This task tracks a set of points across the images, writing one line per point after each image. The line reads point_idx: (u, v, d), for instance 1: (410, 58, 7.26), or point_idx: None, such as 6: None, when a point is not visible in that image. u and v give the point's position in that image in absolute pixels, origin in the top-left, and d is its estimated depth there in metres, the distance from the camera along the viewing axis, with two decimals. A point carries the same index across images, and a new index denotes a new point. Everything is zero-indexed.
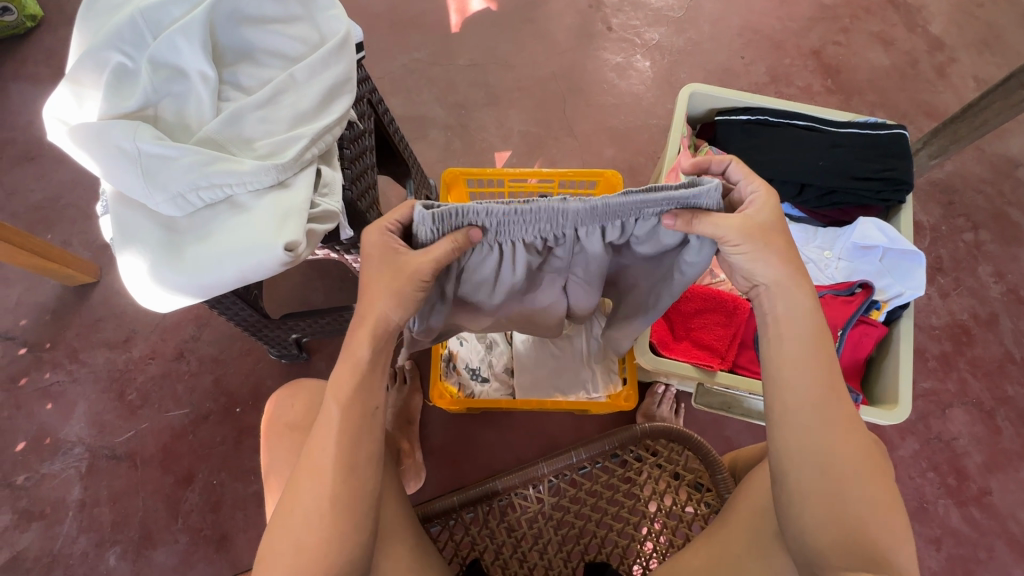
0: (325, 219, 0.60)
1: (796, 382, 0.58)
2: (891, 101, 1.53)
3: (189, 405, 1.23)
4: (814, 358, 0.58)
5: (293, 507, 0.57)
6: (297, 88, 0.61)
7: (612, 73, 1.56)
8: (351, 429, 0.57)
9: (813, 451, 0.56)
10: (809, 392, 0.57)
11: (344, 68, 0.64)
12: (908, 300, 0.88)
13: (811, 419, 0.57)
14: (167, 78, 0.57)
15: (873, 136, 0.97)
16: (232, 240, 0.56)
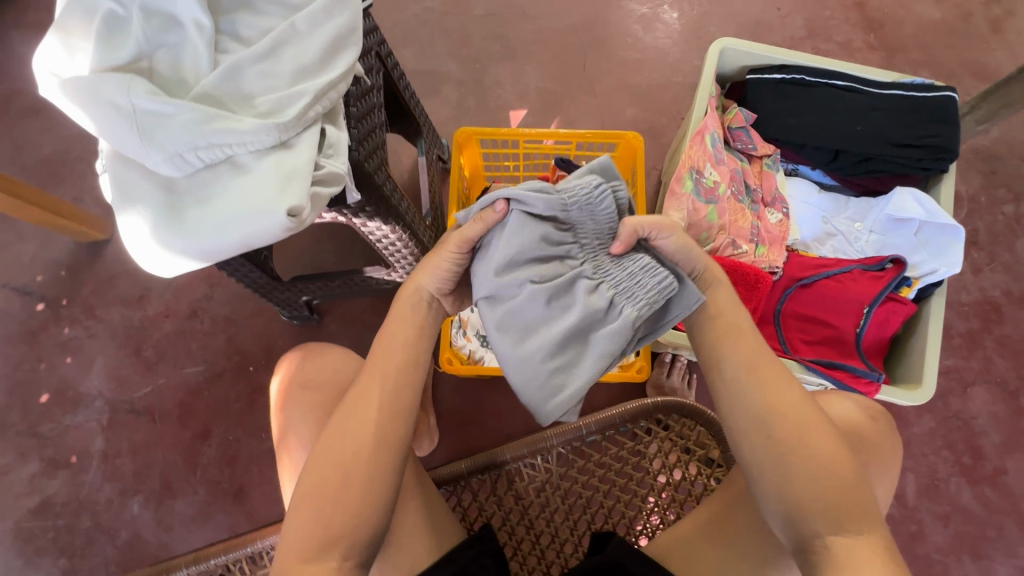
0: (331, 181, 0.57)
1: (735, 349, 0.59)
2: (938, 59, 1.41)
3: (204, 362, 1.25)
4: (741, 324, 0.61)
5: (330, 445, 0.59)
6: (299, 40, 0.57)
7: (637, 25, 1.46)
8: (405, 367, 0.62)
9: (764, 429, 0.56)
10: (744, 362, 0.59)
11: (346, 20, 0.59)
12: (943, 278, 0.83)
13: (749, 376, 0.58)
14: (160, 28, 0.53)
15: (917, 99, 0.90)
16: (235, 204, 0.53)
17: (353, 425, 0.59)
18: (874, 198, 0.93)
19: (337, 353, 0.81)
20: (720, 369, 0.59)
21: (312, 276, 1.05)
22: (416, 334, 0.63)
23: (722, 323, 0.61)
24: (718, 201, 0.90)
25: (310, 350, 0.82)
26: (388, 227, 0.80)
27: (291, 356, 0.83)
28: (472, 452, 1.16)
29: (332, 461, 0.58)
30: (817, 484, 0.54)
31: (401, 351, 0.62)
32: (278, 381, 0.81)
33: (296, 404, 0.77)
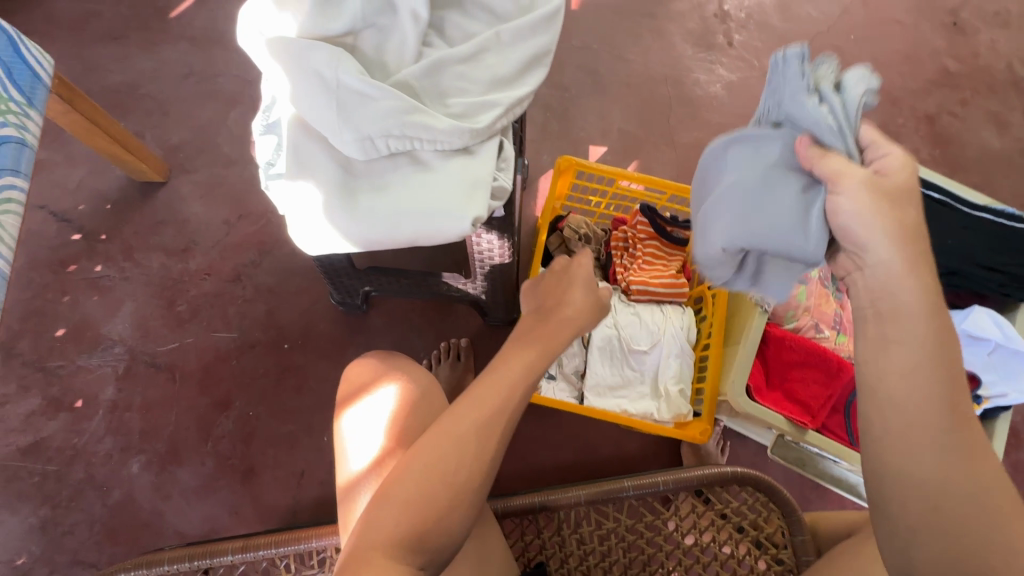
0: (499, 196, 0.56)
1: (914, 380, 0.45)
2: (994, 186, 1.49)
3: (238, 330, 1.20)
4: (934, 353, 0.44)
5: (432, 439, 0.59)
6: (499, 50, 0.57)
7: (723, 91, 1.50)
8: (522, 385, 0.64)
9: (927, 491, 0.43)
10: (920, 404, 0.44)
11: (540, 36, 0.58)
12: (1011, 403, 0.87)
13: (908, 419, 0.44)
14: (377, 9, 0.52)
15: (1005, 228, 0.93)
16: (415, 200, 0.52)
17: (462, 422, 0.60)
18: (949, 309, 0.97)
19: (406, 364, 0.79)
20: (876, 400, 0.46)
21: (383, 269, 1.04)
22: (540, 354, 0.68)
23: (895, 342, 0.45)
24: (809, 282, 0.92)
25: (378, 361, 0.80)
26: (499, 242, 0.80)
27: (364, 359, 0.82)
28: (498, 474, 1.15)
29: (436, 451, 0.59)
30: (968, 547, 0.42)
31: (523, 365, 0.66)
32: (345, 393, 0.79)
33: (359, 419, 0.74)
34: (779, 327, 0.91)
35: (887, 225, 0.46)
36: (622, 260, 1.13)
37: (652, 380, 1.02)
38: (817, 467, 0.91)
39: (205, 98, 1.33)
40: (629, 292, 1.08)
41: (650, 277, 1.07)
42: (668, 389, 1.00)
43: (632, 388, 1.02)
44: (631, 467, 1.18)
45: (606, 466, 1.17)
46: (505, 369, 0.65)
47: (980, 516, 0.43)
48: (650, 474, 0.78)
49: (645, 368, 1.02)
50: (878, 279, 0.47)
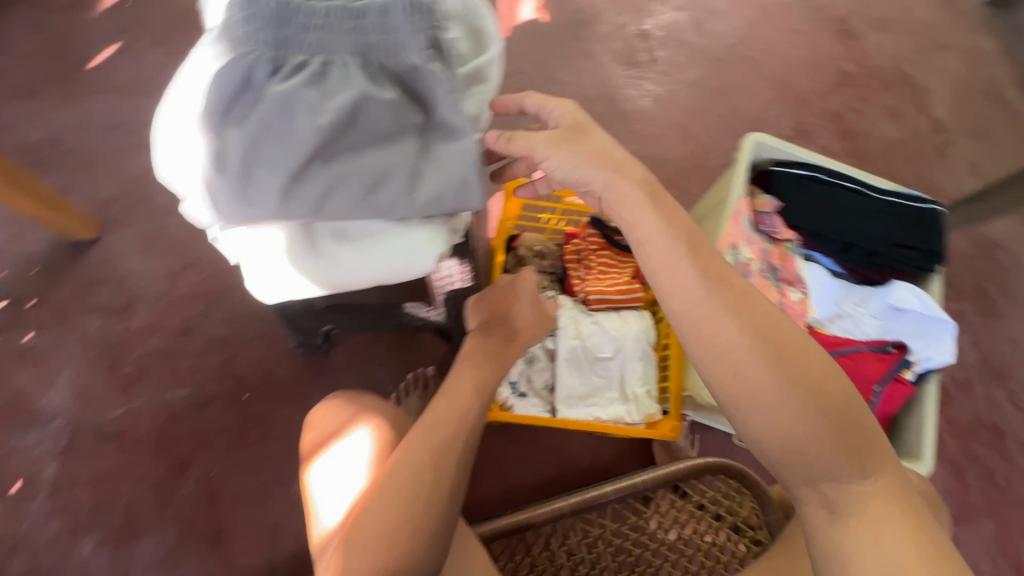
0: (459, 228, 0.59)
1: (759, 419, 0.53)
2: (897, 172, 1.65)
3: (192, 385, 1.14)
4: (782, 395, 0.52)
5: (400, 462, 0.66)
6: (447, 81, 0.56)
7: (652, 104, 1.59)
8: (473, 404, 0.73)
9: (805, 461, 0.53)
10: (792, 437, 0.52)
11: (478, 68, 0.61)
12: (937, 364, 0.95)
13: (800, 451, 0.52)
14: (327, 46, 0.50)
15: (912, 208, 1.04)
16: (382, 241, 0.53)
17: (424, 444, 0.67)
18: (873, 287, 1.05)
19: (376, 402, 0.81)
20: (748, 414, 0.54)
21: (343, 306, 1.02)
22: (490, 373, 0.77)
23: (735, 348, 0.53)
24: (751, 275, 1.00)
25: (350, 400, 0.80)
26: (460, 265, 0.80)
27: (327, 402, 0.82)
28: (480, 499, 1.15)
29: (404, 473, 0.65)
30: (881, 550, 0.51)
31: (474, 387, 0.74)
32: (313, 437, 0.78)
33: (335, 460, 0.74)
34: None
35: (687, 292, 0.56)
36: (577, 272, 1.17)
37: (621, 385, 1.05)
38: None
39: (136, 148, 1.28)
40: (588, 303, 1.13)
41: (606, 286, 1.12)
42: (635, 391, 1.04)
43: (602, 395, 1.05)
44: (609, 472, 1.20)
45: (586, 475, 1.19)
46: (457, 394, 0.74)
47: (882, 506, 0.53)
48: (627, 474, 0.80)
49: (611, 375, 1.06)
50: (628, 215, 0.60)
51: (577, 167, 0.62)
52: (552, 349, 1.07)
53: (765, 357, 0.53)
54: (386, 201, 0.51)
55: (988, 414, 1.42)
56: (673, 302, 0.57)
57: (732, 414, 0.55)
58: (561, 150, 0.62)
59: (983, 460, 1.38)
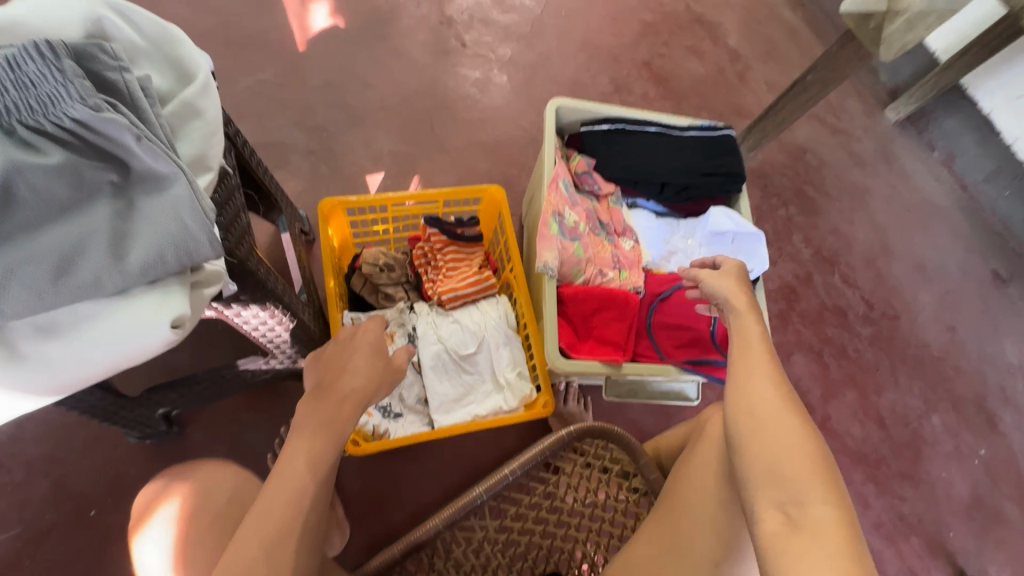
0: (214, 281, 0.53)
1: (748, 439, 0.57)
2: (710, 104, 1.78)
3: (21, 522, 0.98)
4: (770, 420, 0.56)
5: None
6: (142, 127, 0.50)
7: (474, 88, 1.58)
8: (309, 482, 0.61)
9: (775, 458, 0.54)
10: (763, 461, 0.55)
11: (186, 103, 0.54)
12: (758, 275, 1.05)
13: (774, 475, 0.54)
14: None
15: (708, 137, 1.12)
16: (99, 323, 0.46)
17: (246, 549, 0.55)
18: (696, 218, 1.12)
19: (210, 472, 0.77)
20: (742, 410, 0.58)
21: (169, 384, 0.92)
22: (325, 443, 0.64)
23: (771, 368, 0.61)
24: (581, 237, 1.01)
25: (176, 478, 0.77)
26: (266, 311, 0.75)
27: (154, 483, 0.79)
28: (391, 531, 1.10)
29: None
30: (806, 557, 0.49)
31: (306, 462, 0.62)
32: (138, 526, 0.75)
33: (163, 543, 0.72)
34: (570, 286, 0.99)
35: (759, 353, 0.63)
36: (427, 275, 1.13)
37: (493, 376, 1.05)
38: (648, 390, 1.01)
39: None
40: (443, 303, 1.08)
41: (456, 282, 1.09)
42: (507, 378, 1.03)
43: (476, 391, 1.04)
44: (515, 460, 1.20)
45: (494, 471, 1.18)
46: (285, 474, 0.60)
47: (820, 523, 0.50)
48: (497, 470, 0.78)
49: (481, 368, 1.05)
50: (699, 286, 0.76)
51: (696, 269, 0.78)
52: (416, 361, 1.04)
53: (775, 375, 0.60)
54: (87, 278, 0.44)
55: (830, 298, 1.60)
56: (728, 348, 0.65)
57: (730, 433, 0.59)
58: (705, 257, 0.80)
59: (836, 339, 1.55)
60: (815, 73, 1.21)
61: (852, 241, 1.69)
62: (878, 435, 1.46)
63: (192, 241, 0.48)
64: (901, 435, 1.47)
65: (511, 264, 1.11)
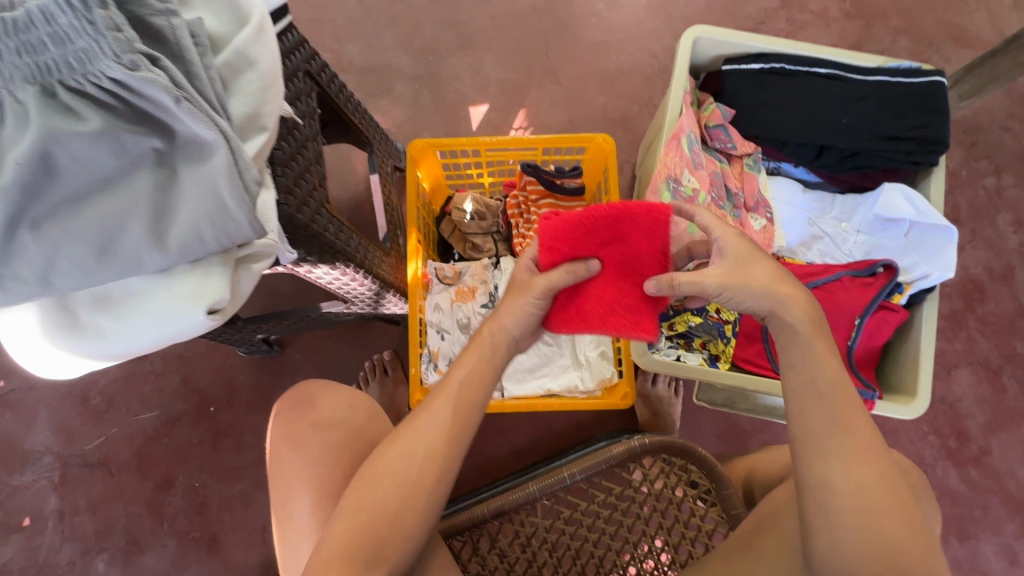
0: (263, 256, 0.50)
1: (849, 543, 0.51)
2: (917, 25, 1.34)
3: (159, 406, 1.16)
4: (880, 517, 0.50)
5: (388, 457, 0.58)
6: (188, 82, 0.45)
7: (601, 3, 1.34)
8: (475, 393, 0.60)
9: (867, 556, 0.50)
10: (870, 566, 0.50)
11: (239, 52, 0.48)
12: (934, 283, 0.78)
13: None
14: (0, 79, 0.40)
15: (904, 86, 0.83)
16: (145, 299, 0.45)
17: (406, 456, 0.57)
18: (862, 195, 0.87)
19: (352, 393, 0.77)
20: (825, 495, 0.52)
21: (264, 315, 0.96)
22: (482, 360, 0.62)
23: (858, 447, 0.52)
24: None
25: (319, 386, 0.77)
26: (337, 270, 0.73)
27: (291, 392, 0.78)
28: (457, 476, 1.13)
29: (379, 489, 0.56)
30: None
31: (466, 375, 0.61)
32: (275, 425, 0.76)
33: (305, 445, 0.72)
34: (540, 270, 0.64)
35: (838, 416, 0.54)
36: (519, 229, 1.04)
37: (574, 352, 0.96)
38: (749, 402, 0.87)
39: None
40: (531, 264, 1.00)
41: None
42: (587, 357, 0.94)
43: (553, 364, 0.96)
44: (588, 433, 1.15)
45: (564, 439, 1.14)
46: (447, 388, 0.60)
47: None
48: (555, 468, 0.71)
49: (561, 342, 0.97)
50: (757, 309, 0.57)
51: (742, 297, 0.57)
52: (494, 323, 0.99)
53: (865, 443, 0.53)
54: (129, 256, 0.43)
55: None
56: (805, 420, 0.55)
57: (814, 526, 0.52)
58: (741, 257, 0.58)
59: None
60: None
61: None
62: None
63: (231, 222, 0.44)
64: None
65: None
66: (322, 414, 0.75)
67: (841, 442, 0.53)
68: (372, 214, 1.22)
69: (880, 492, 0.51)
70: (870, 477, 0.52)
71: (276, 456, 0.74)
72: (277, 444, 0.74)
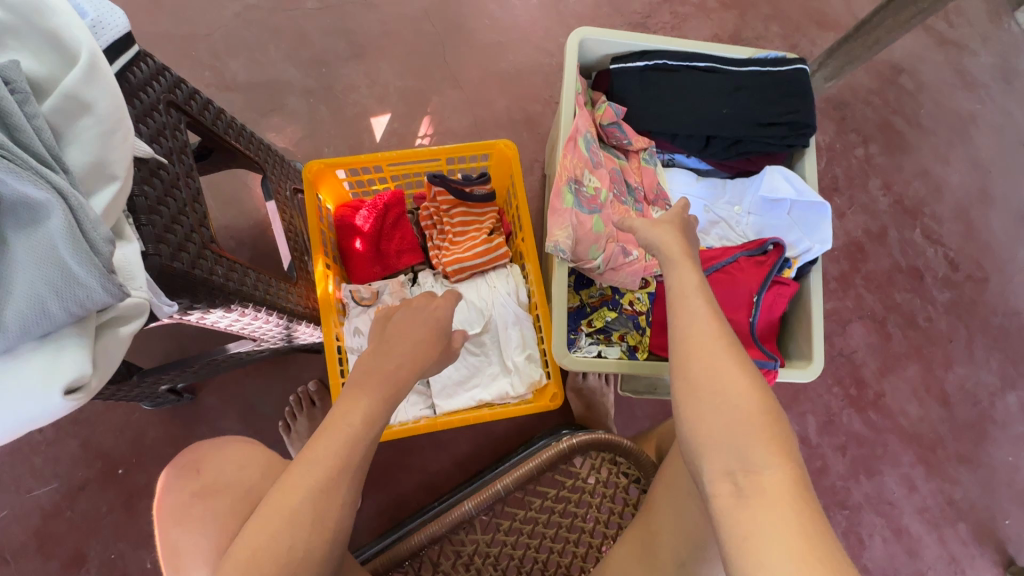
0: (135, 315, 0.45)
1: (701, 410, 0.54)
2: (784, 12, 1.44)
3: (56, 478, 1.04)
4: (716, 381, 0.54)
5: (274, 509, 0.51)
6: (10, 139, 0.40)
7: (492, 3, 1.33)
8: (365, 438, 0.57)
9: (722, 419, 0.52)
10: (721, 427, 0.52)
11: (68, 94, 0.43)
12: (817, 254, 0.86)
13: (720, 437, 0.52)
14: None
15: (774, 74, 0.89)
16: None
17: (291, 516, 0.50)
18: (747, 178, 0.93)
19: (240, 449, 0.71)
20: (684, 370, 0.56)
21: (164, 364, 0.89)
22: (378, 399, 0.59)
23: (710, 331, 0.57)
24: (602, 209, 0.85)
25: (209, 447, 0.72)
26: (234, 311, 0.69)
27: (176, 463, 0.72)
28: (402, 498, 1.10)
29: (272, 530, 0.50)
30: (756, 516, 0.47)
31: (364, 418, 0.57)
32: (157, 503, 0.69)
33: (185, 517, 0.65)
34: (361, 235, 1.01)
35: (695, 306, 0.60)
36: (434, 240, 1.03)
37: (502, 359, 0.96)
38: (669, 386, 0.91)
39: None
40: (449, 274, 1.00)
41: (462, 251, 0.98)
42: (514, 361, 0.94)
43: (482, 373, 0.96)
44: (527, 433, 1.16)
45: (506, 443, 1.15)
46: (339, 423, 0.56)
47: (777, 481, 0.48)
48: (488, 482, 0.71)
49: (489, 350, 0.97)
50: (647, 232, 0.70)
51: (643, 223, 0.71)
52: None
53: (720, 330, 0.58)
54: None
55: (905, 257, 1.37)
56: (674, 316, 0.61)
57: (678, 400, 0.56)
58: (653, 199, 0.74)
59: (905, 305, 1.35)
60: None
61: (943, 187, 1.41)
62: (938, 413, 1.31)
63: (81, 289, 0.40)
64: (963, 415, 1.31)
65: (522, 232, 0.99)
66: (213, 478, 0.68)
67: (699, 324, 0.58)
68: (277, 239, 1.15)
69: (736, 366, 0.55)
70: (726, 355, 0.56)
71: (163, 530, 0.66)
72: (162, 518, 0.67)
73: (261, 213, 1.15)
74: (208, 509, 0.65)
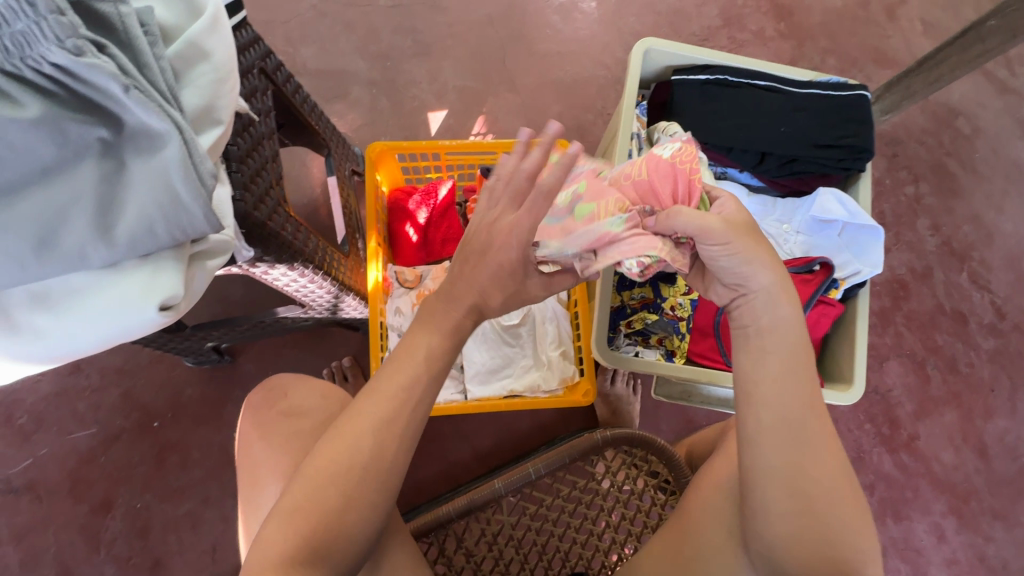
0: (221, 252, 0.49)
1: (783, 482, 0.50)
2: (842, 47, 1.45)
3: (96, 424, 1.08)
4: (799, 447, 0.50)
5: (337, 443, 0.52)
6: (139, 72, 0.43)
7: (555, 16, 1.38)
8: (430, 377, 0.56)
9: (804, 489, 0.50)
10: (803, 498, 0.50)
11: (191, 41, 0.47)
12: (865, 279, 0.86)
13: (798, 507, 0.50)
14: None
15: (834, 99, 0.90)
16: (97, 302, 0.43)
17: (353, 449, 0.52)
18: (799, 199, 0.94)
19: (324, 383, 0.76)
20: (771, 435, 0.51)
21: (214, 321, 0.92)
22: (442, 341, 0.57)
23: (797, 392, 0.51)
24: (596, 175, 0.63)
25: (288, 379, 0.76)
26: (295, 271, 0.71)
27: (257, 390, 0.76)
28: (419, 484, 1.11)
29: (332, 457, 0.51)
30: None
31: (426, 357, 0.56)
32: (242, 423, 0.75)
33: (268, 436, 0.71)
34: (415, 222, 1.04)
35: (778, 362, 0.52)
36: None
37: (536, 352, 0.97)
38: (702, 394, 0.92)
39: None
40: None
41: None
42: (549, 356, 0.95)
43: (515, 364, 0.97)
44: (550, 434, 1.16)
45: (528, 441, 1.15)
46: (406, 358, 0.56)
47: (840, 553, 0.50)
48: (519, 463, 0.72)
49: (525, 343, 0.98)
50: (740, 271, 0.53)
51: (746, 257, 0.52)
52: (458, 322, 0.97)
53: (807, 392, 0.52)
54: (73, 250, 0.41)
55: (950, 300, 1.34)
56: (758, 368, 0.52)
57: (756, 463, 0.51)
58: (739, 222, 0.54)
59: (946, 349, 1.31)
60: (1001, 17, 0.91)
61: (995, 234, 1.38)
62: (974, 464, 1.26)
63: (185, 214, 0.43)
64: (1001, 468, 1.26)
65: None
66: (296, 403, 0.73)
67: (786, 384, 0.51)
68: (328, 218, 1.19)
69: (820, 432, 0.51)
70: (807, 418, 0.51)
71: (244, 445, 0.73)
72: (244, 433, 0.73)
73: (315, 192, 1.20)
74: (293, 430, 0.70)
